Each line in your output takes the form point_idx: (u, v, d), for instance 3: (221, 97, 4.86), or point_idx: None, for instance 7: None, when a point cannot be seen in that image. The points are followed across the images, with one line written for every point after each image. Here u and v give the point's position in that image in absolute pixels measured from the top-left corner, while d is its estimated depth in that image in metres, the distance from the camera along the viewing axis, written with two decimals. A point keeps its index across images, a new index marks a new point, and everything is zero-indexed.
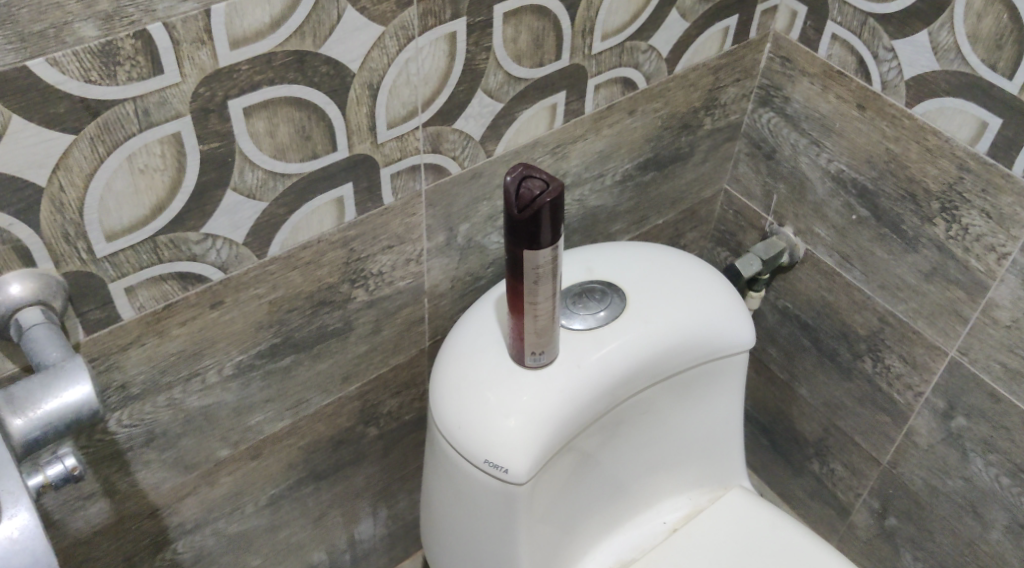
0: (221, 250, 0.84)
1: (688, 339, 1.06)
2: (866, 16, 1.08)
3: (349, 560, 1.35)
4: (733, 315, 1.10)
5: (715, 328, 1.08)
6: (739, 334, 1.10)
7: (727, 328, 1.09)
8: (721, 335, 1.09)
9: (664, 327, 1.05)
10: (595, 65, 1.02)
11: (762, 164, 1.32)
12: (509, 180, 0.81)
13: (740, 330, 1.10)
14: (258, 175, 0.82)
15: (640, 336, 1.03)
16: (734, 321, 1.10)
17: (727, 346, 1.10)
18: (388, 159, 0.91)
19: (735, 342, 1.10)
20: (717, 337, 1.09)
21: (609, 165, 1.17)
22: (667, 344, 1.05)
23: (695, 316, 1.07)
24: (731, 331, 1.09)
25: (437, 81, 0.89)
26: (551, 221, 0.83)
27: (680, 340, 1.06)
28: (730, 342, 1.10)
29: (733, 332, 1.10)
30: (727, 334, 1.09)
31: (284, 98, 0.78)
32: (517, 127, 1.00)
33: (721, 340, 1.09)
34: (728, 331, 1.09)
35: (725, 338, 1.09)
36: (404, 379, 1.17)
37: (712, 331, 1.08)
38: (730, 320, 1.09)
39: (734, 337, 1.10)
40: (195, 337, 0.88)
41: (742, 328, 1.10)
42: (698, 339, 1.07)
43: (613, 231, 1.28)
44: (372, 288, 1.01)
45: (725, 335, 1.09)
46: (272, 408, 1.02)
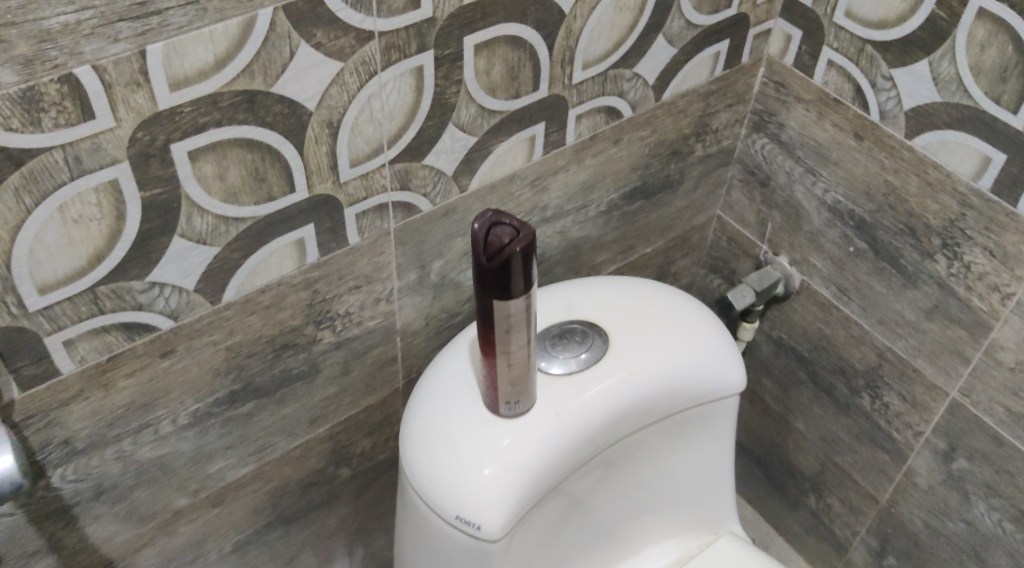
0: (170, 298, 0.79)
1: (674, 384, 1.01)
2: (863, 43, 1.03)
3: None
4: (722, 357, 1.04)
5: (703, 370, 1.02)
6: (728, 377, 1.04)
7: (715, 370, 1.03)
8: (709, 378, 1.03)
9: (647, 372, 0.99)
10: (576, 94, 0.97)
11: (757, 191, 1.27)
12: (477, 226, 0.75)
13: (730, 373, 1.05)
14: (208, 221, 0.76)
15: (623, 381, 0.98)
16: (722, 364, 1.04)
17: (716, 390, 1.04)
18: (352, 198, 0.86)
19: (724, 384, 1.04)
20: (705, 381, 1.03)
21: (592, 196, 1.12)
22: (651, 389, 0.99)
23: (681, 359, 1.01)
24: (720, 375, 1.04)
25: (403, 116, 0.83)
26: (521, 271, 0.77)
27: (665, 385, 1.00)
28: (718, 386, 1.04)
29: (721, 375, 1.04)
30: (715, 377, 1.04)
31: (234, 139, 0.73)
32: (493, 160, 0.95)
33: (708, 384, 1.03)
34: (716, 375, 1.04)
35: (713, 381, 1.04)
36: (378, 418, 1.12)
37: (699, 374, 1.02)
38: (718, 362, 1.04)
39: (722, 380, 1.04)
40: (144, 389, 0.83)
41: (732, 370, 1.05)
42: (684, 383, 1.01)
43: (598, 262, 1.22)
44: (339, 329, 0.96)
45: (714, 378, 1.03)
46: (233, 455, 0.97)
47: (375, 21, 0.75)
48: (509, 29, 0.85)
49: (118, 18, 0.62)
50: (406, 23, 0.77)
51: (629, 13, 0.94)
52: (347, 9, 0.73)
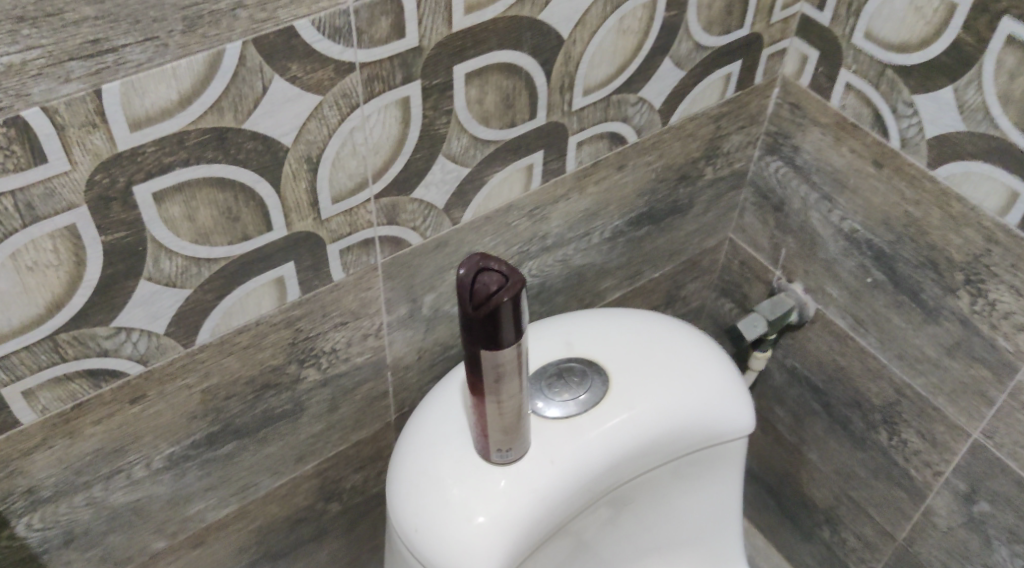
0: (139, 343, 0.74)
1: (677, 428, 0.95)
2: (884, 66, 0.97)
3: None
4: (728, 399, 0.98)
5: (708, 413, 0.97)
6: (736, 419, 0.99)
7: (721, 413, 0.98)
8: (714, 421, 0.97)
9: (648, 416, 0.94)
10: (576, 121, 0.91)
11: (770, 216, 1.21)
12: (462, 273, 0.70)
13: (737, 415, 0.99)
14: (178, 263, 0.72)
15: (622, 425, 0.92)
16: (729, 406, 0.98)
17: (723, 433, 0.99)
18: (335, 234, 0.81)
19: (731, 428, 0.99)
20: (711, 424, 0.97)
21: (596, 223, 1.06)
22: (652, 433, 0.94)
23: (684, 402, 0.96)
24: (726, 417, 0.98)
25: (389, 149, 0.78)
26: (511, 320, 0.72)
27: (668, 429, 0.95)
28: (725, 429, 0.98)
29: (728, 418, 0.98)
30: (721, 420, 0.98)
31: (203, 179, 0.68)
32: (487, 191, 0.90)
33: (713, 427, 0.98)
34: (722, 418, 0.98)
35: (719, 424, 0.98)
36: (369, 452, 1.07)
37: (703, 417, 0.97)
38: (725, 404, 0.98)
39: (729, 423, 0.98)
40: (114, 434, 0.79)
41: (739, 413, 0.99)
42: (687, 426, 0.96)
43: (603, 288, 1.17)
44: (325, 366, 0.91)
45: (720, 421, 0.98)
46: (214, 496, 0.93)
47: (355, 52, 0.70)
48: (503, 57, 0.80)
49: (68, 57, 0.57)
50: (390, 53, 0.72)
51: (632, 36, 0.88)
52: (324, 40, 0.68)
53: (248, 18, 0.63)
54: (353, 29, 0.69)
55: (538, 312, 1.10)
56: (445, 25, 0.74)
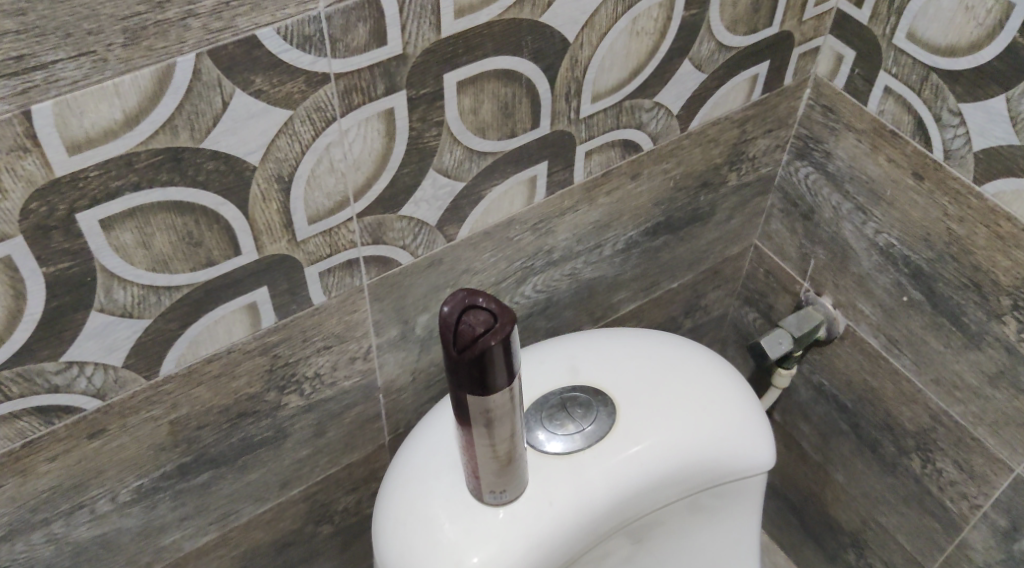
0: (94, 377, 0.68)
1: (689, 465, 0.88)
2: (928, 70, 0.88)
3: None
4: (746, 434, 0.90)
5: (723, 450, 0.89)
6: (755, 457, 0.91)
7: (738, 449, 0.90)
8: (730, 458, 0.89)
9: (657, 453, 0.86)
10: (585, 129, 0.83)
11: (799, 224, 1.12)
12: (445, 313, 0.63)
13: (756, 452, 0.91)
14: (133, 292, 0.65)
15: (628, 463, 0.85)
16: (747, 441, 0.90)
17: (740, 470, 0.91)
18: (313, 256, 0.73)
19: (749, 465, 0.91)
20: (727, 461, 0.89)
21: (607, 235, 0.97)
22: (661, 472, 0.86)
23: (698, 437, 0.88)
24: (743, 454, 0.90)
25: (372, 165, 0.71)
26: (500, 365, 0.65)
27: (679, 466, 0.87)
28: (742, 467, 0.90)
29: (745, 455, 0.90)
30: (737, 458, 0.90)
31: (157, 203, 0.62)
32: (485, 206, 0.82)
33: (729, 464, 0.90)
34: (739, 455, 0.90)
35: (736, 462, 0.90)
36: (361, 475, 1.00)
37: (718, 453, 0.89)
38: (743, 440, 0.90)
39: (747, 461, 0.90)
40: (72, 470, 0.73)
41: (758, 449, 0.91)
42: (700, 464, 0.88)
43: (616, 301, 1.08)
44: (308, 392, 0.84)
45: (736, 458, 0.90)
46: (190, 526, 0.88)
47: (329, 62, 0.63)
48: (500, 63, 0.72)
49: None
50: (370, 62, 0.65)
51: (647, 38, 0.80)
52: (292, 49, 0.61)
53: (201, 27, 0.56)
54: (326, 37, 0.61)
55: (544, 328, 1.02)
56: (433, 30, 0.66)
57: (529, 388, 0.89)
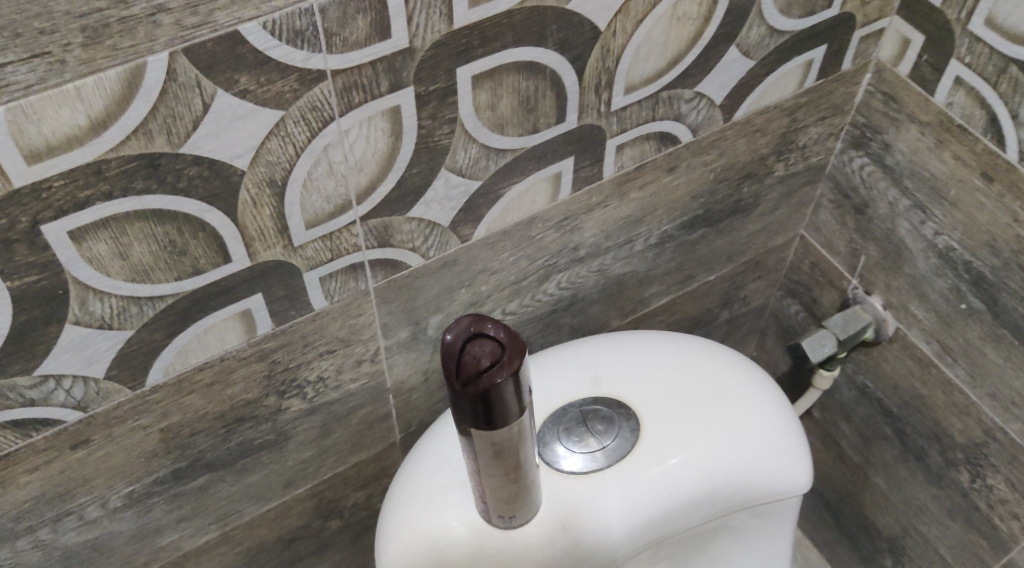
0: (73, 390, 0.63)
1: (718, 489, 0.81)
2: (1006, 62, 0.78)
3: None
4: (782, 456, 0.83)
5: (756, 473, 0.82)
6: (791, 480, 0.84)
7: (773, 473, 0.83)
8: (764, 482, 0.82)
9: (684, 475, 0.80)
10: (616, 122, 0.75)
11: (850, 218, 1.03)
12: (448, 344, 0.56)
13: (792, 475, 0.84)
14: (112, 304, 0.60)
15: (651, 486, 0.79)
16: (782, 464, 0.83)
17: (774, 494, 0.83)
18: (312, 261, 0.67)
19: (784, 489, 0.83)
20: (760, 485, 0.82)
21: (639, 230, 0.90)
22: (687, 496, 0.80)
23: (729, 459, 0.81)
24: (779, 478, 0.83)
25: (377, 166, 0.64)
26: (507, 400, 0.58)
27: (706, 490, 0.80)
28: (776, 491, 0.83)
29: (780, 479, 0.83)
30: (771, 481, 0.83)
31: (133, 212, 0.56)
32: (504, 204, 0.75)
33: (763, 489, 0.83)
34: (773, 478, 0.83)
35: (770, 486, 0.83)
36: (371, 472, 0.95)
37: (751, 477, 0.82)
38: (778, 462, 0.83)
39: (782, 484, 0.83)
40: (56, 479, 0.69)
41: (794, 472, 0.84)
42: (732, 489, 0.81)
43: (648, 295, 1.01)
44: (311, 396, 0.79)
45: (771, 482, 0.83)
46: (188, 527, 0.84)
47: (325, 58, 0.56)
48: (521, 55, 0.64)
49: None
50: (372, 57, 0.58)
51: (688, 24, 0.72)
52: (282, 46, 0.54)
53: (174, 24, 0.50)
54: (320, 31, 0.55)
55: (569, 325, 0.96)
56: (443, 21, 0.59)
57: (547, 399, 0.83)
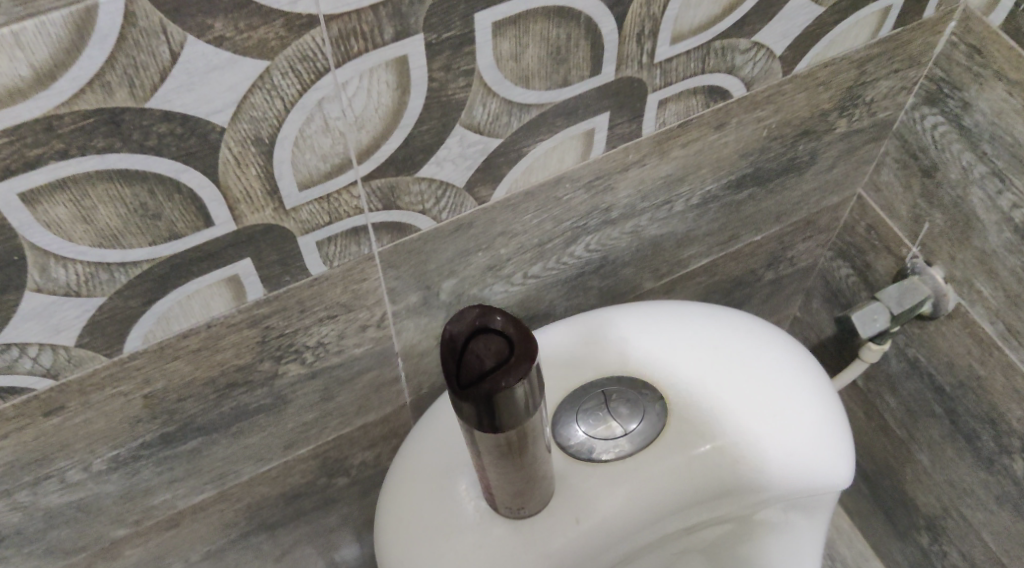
0: (40, 357, 0.58)
1: (742, 483, 0.72)
2: None
3: None
4: (821, 451, 0.74)
5: (790, 469, 0.73)
6: (827, 477, 0.74)
7: (810, 470, 0.73)
8: (798, 478, 0.73)
9: (706, 466, 0.72)
10: (660, 75, 0.66)
11: (916, 180, 0.93)
12: (452, 339, 0.49)
13: (828, 472, 0.74)
14: (78, 270, 0.54)
15: (669, 477, 0.72)
16: (818, 459, 0.74)
17: (807, 492, 0.74)
18: (308, 224, 0.60)
19: (822, 488, 0.74)
20: (791, 481, 0.73)
21: (680, 190, 0.81)
22: (708, 489, 0.72)
23: (760, 453, 0.73)
24: (815, 475, 0.74)
25: (381, 123, 0.56)
26: (514, 405, 0.52)
27: (729, 483, 0.72)
28: (811, 489, 0.74)
29: (813, 475, 0.74)
30: (805, 477, 0.73)
31: (95, 173, 0.49)
32: (528, 164, 0.67)
33: (794, 485, 0.73)
34: (806, 474, 0.73)
35: (806, 484, 0.74)
36: (379, 433, 0.89)
37: (780, 472, 0.73)
38: (816, 458, 0.74)
39: (816, 481, 0.74)
40: (30, 445, 0.64)
41: (835, 470, 0.74)
42: (758, 483, 0.72)
43: (686, 257, 0.92)
44: (311, 361, 0.73)
45: (804, 478, 0.73)
46: (182, 487, 0.79)
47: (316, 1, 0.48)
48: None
49: None
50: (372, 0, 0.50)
51: None
52: None
53: None
54: None
55: (597, 287, 0.88)
56: None
57: (569, 374, 0.76)
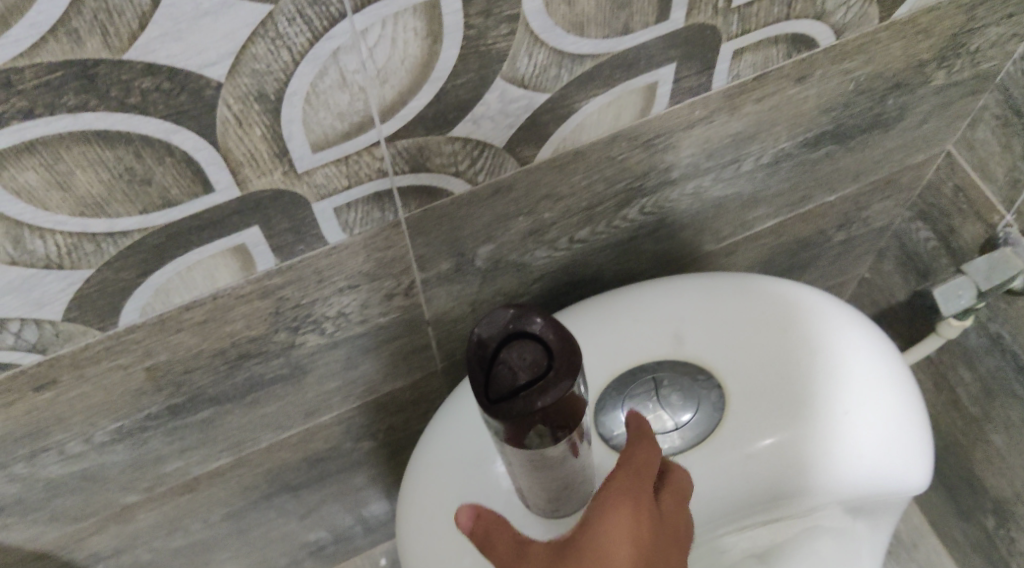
0: (25, 332, 0.53)
1: (798, 463, 0.64)
2: None
3: (360, 534, 1.05)
4: (886, 426, 0.66)
5: (849, 444, 0.65)
6: (893, 456, 0.66)
7: (874, 450, 0.65)
8: (859, 454, 0.65)
9: (757, 445, 0.65)
10: (736, 22, 0.57)
11: (1017, 138, 0.81)
12: (486, 349, 0.46)
13: (894, 451, 0.66)
14: (60, 242, 0.49)
15: (716, 461, 0.65)
16: (882, 435, 0.65)
17: (871, 471, 0.65)
18: (323, 189, 0.53)
19: (892, 493, 0.66)
20: (851, 458, 0.65)
21: (750, 149, 0.72)
22: (760, 472, 0.64)
23: (818, 427, 0.65)
24: (880, 453, 0.65)
25: (408, 78, 0.49)
26: (559, 424, 0.47)
27: (783, 465, 0.64)
28: (876, 469, 0.65)
29: (876, 452, 0.65)
30: (867, 453, 0.65)
31: (69, 135, 0.45)
32: (579, 120, 0.59)
33: (856, 463, 0.65)
34: (868, 450, 0.65)
35: (868, 464, 0.65)
36: (408, 397, 0.80)
37: (839, 447, 0.65)
38: (878, 433, 0.65)
39: (881, 460, 0.65)
40: (22, 419, 0.59)
41: (907, 474, 0.66)
42: (816, 461, 0.64)
43: (752, 218, 0.82)
44: (331, 331, 0.65)
45: (866, 455, 0.65)
46: (195, 455, 0.73)
47: None
48: None
49: None
50: None
51: None
52: None
53: None
54: None
55: (652, 251, 0.78)
56: None
57: (617, 357, 0.69)
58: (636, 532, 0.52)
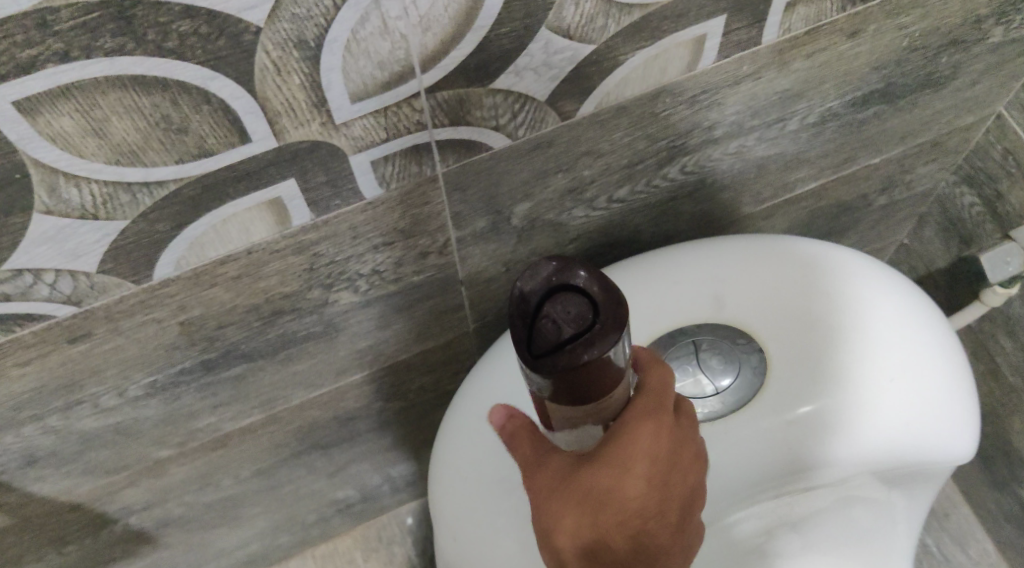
0: (59, 283, 0.52)
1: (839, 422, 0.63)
2: None
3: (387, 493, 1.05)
4: (926, 385, 0.64)
5: (889, 402, 0.63)
6: (933, 417, 0.64)
7: (915, 411, 0.63)
8: (901, 414, 0.63)
9: (796, 404, 0.63)
10: None
11: None
12: (531, 300, 0.44)
13: (935, 411, 0.64)
14: (95, 191, 0.48)
15: (755, 422, 0.63)
16: (923, 394, 0.64)
17: (912, 431, 0.63)
18: (361, 141, 0.52)
19: (933, 459, 0.64)
20: (892, 417, 0.63)
21: (797, 107, 0.69)
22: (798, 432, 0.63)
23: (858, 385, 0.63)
24: (921, 413, 0.64)
25: (451, 25, 0.48)
26: (605, 381, 0.45)
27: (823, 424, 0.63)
28: (918, 431, 0.63)
29: (917, 412, 0.63)
30: (908, 412, 0.63)
31: (105, 79, 0.44)
32: (624, 74, 0.57)
33: (897, 422, 0.63)
34: (909, 409, 0.63)
35: (909, 424, 0.63)
36: (439, 357, 0.79)
37: (880, 405, 0.63)
38: (919, 393, 0.64)
39: (922, 420, 0.64)
40: (57, 371, 0.59)
41: (951, 446, 0.64)
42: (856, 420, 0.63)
43: (793, 180, 0.80)
44: (365, 288, 0.64)
45: (907, 415, 0.63)
46: (228, 410, 0.72)
47: None
48: None
49: None
50: None
51: None
52: None
53: None
54: None
55: (692, 212, 0.77)
56: None
57: (656, 321, 0.68)
58: (655, 450, 0.51)
